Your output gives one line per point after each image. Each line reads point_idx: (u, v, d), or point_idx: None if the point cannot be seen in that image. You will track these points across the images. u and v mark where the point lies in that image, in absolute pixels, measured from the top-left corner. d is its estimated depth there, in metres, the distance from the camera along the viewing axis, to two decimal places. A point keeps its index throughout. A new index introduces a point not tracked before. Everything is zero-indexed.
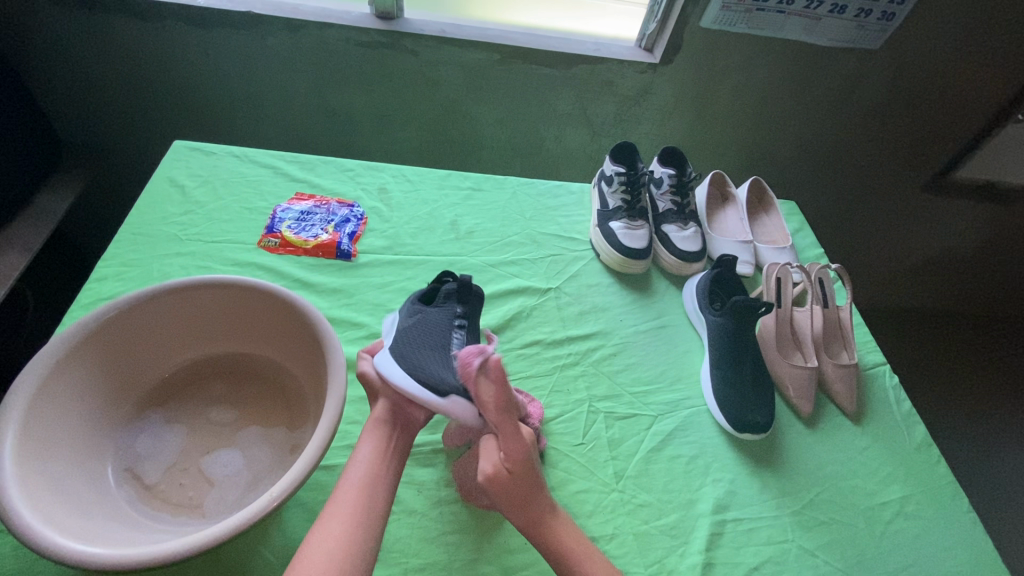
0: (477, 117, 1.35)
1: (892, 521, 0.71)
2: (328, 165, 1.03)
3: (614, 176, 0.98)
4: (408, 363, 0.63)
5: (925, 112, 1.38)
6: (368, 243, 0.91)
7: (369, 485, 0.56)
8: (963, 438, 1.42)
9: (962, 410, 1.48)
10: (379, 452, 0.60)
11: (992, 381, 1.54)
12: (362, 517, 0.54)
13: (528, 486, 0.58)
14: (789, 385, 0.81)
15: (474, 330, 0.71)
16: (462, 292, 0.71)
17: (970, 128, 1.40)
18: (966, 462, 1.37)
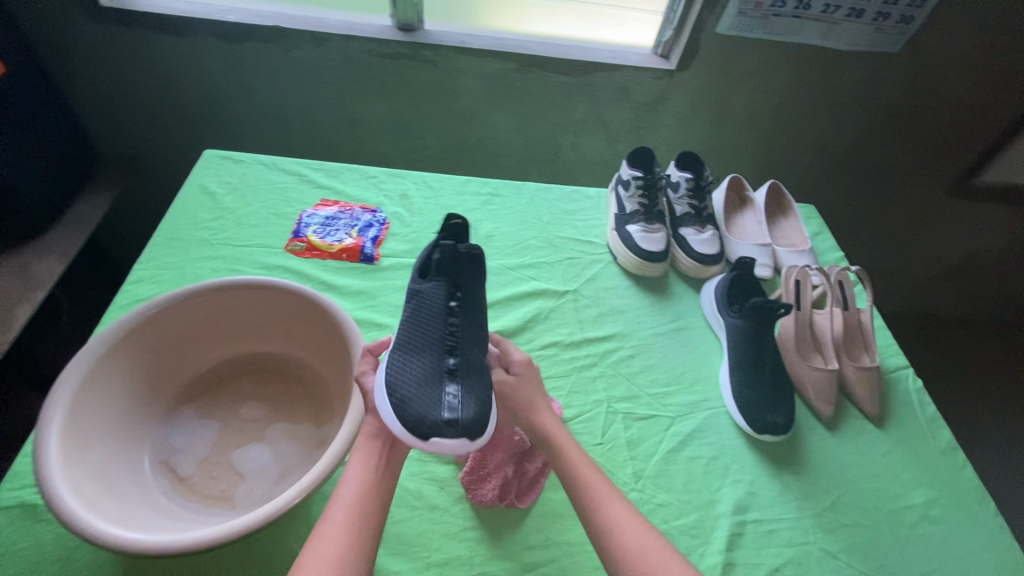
0: (493, 125, 1.38)
1: (916, 525, 0.70)
2: (351, 173, 1.06)
3: (631, 180, 0.99)
4: (394, 384, 0.59)
5: (947, 115, 1.37)
6: (390, 247, 0.94)
7: (365, 497, 0.56)
8: (992, 447, 1.37)
9: (991, 417, 1.44)
10: (371, 464, 0.59)
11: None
12: (355, 529, 0.53)
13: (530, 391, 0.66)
14: (809, 387, 0.81)
15: (474, 308, 0.66)
16: (452, 260, 0.64)
17: (991, 132, 1.39)
18: (995, 471, 1.33)
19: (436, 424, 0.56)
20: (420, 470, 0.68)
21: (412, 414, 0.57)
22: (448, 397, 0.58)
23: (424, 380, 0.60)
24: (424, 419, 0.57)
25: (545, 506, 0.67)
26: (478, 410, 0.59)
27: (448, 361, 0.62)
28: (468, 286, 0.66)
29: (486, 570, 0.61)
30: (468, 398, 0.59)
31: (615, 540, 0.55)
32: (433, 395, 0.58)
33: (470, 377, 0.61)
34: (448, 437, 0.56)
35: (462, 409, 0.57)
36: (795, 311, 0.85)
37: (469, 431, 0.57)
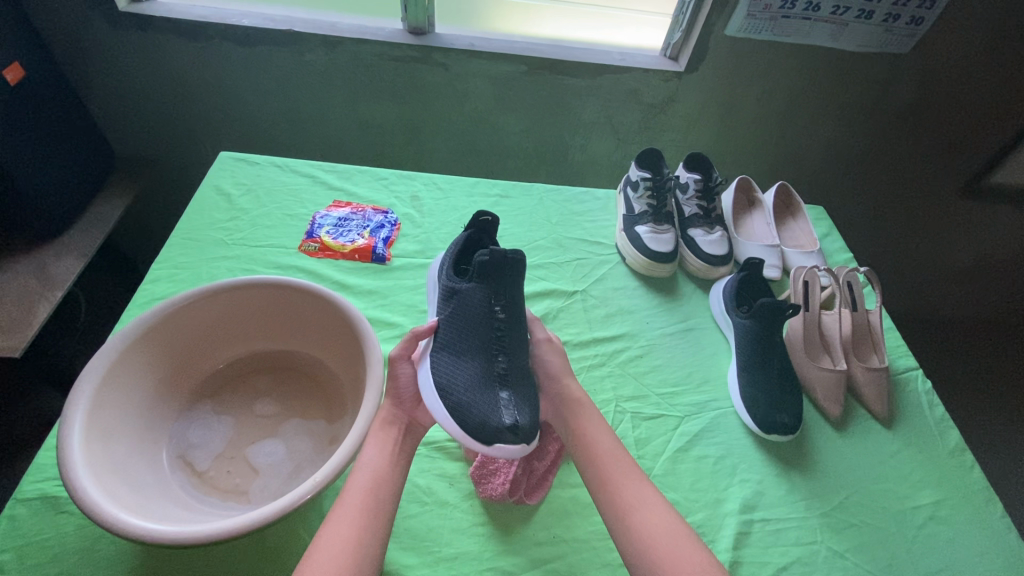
0: (503, 127, 1.39)
1: (924, 526, 0.70)
2: (362, 174, 1.08)
3: (639, 181, 1.00)
4: (451, 391, 0.64)
5: (957, 116, 1.36)
6: (401, 248, 0.95)
7: (378, 485, 0.59)
8: (1005, 449, 1.36)
9: (1001, 419, 1.42)
10: (383, 453, 0.62)
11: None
12: (369, 517, 0.56)
13: (563, 368, 0.73)
14: (816, 388, 0.81)
15: (515, 312, 0.71)
16: (495, 268, 0.68)
17: (1003, 133, 1.37)
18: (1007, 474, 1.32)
19: (496, 431, 0.61)
20: (430, 466, 0.70)
21: (474, 421, 0.62)
22: (503, 404, 0.64)
23: (478, 386, 0.65)
24: (484, 426, 0.62)
25: (553, 503, 0.68)
26: (531, 414, 0.64)
27: (496, 366, 0.67)
28: (508, 292, 0.70)
29: (496, 565, 0.62)
30: (521, 404, 0.64)
31: (629, 520, 0.58)
32: (489, 402, 0.63)
33: (517, 382, 0.67)
34: (510, 442, 0.61)
35: (518, 415, 0.63)
36: (802, 312, 0.85)
37: (528, 436, 0.62)
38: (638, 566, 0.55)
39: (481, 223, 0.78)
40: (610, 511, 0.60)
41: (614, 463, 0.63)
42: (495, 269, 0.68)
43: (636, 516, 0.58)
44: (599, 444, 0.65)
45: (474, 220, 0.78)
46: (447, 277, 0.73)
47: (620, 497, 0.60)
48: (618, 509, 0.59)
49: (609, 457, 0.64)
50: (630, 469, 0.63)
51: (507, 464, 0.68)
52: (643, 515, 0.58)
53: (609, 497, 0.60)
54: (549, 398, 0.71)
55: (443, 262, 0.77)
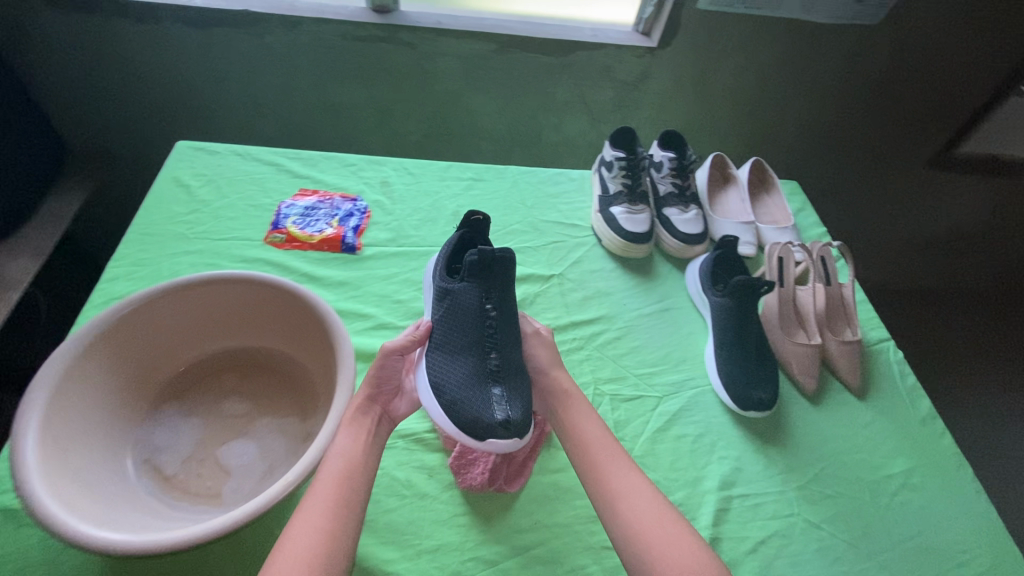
0: (475, 108, 1.36)
1: (896, 493, 0.72)
2: (329, 160, 1.03)
3: (614, 161, 0.98)
4: (444, 390, 0.65)
5: (926, 87, 1.37)
6: (372, 236, 0.92)
7: (351, 473, 0.57)
8: (973, 412, 1.41)
9: (969, 384, 1.47)
10: (358, 439, 0.60)
11: (1004, 357, 1.50)
12: (341, 506, 0.54)
13: (551, 359, 0.73)
14: (793, 363, 0.82)
15: (508, 308, 0.70)
16: (484, 267, 0.67)
17: (971, 103, 1.39)
18: (976, 435, 1.37)
19: (489, 427, 0.62)
20: (408, 459, 0.68)
21: (467, 417, 0.63)
22: (495, 400, 0.64)
23: (470, 383, 0.65)
24: (477, 422, 0.63)
25: (535, 489, 0.68)
26: (525, 408, 0.65)
27: (489, 362, 0.67)
28: (500, 288, 0.69)
29: (478, 554, 0.62)
30: (514, 398, 0.65)
31: (618, 507, 0.58)
32: (481, 398, 0.64)
33: (510, 376, 0.67)
34: (503, 436, 0.62)
35: (510, 410, 0.63)
36: (777, 288, 0.86)
37: (521, 430, 0.63)
38: (627, 553, 0.55)
39: (473, 222, 0.76)
40: (600, 499, 0.60)
41: (602, 450, 0.63)
42: (485, 267, 0.68)
43: (625, 503, 0.58)
44: (585, 431, 0.65)
45: (465, 220, 0.76)
46: (440, 276, 0.73)
47: (609, 485, 0.60)
48: (607, 497, 0.59)
49: (597, 444, 0.64)
50: (618, 455, 0.63)
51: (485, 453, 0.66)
52: (631, 501, 0.58)
53: (598, 485, 0.60)
54: (538, 389, 0.71)
55: (437, 260, 0.76)
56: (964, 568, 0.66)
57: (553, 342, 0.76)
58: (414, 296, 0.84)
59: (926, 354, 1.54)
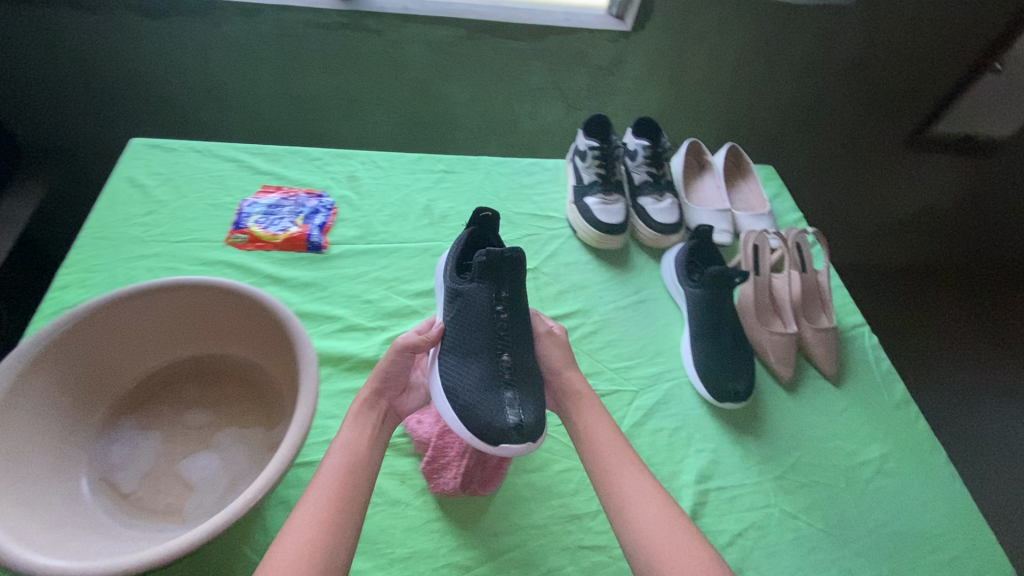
0: (447, 96, 1.32)
1: (871, 479, 0.73)
2: (293, 155, 0.99)
3: (587, 150, 0.95)
4: (456, 395, 0.62)
5: (901, 66, 1.36)
6: (339, 234, 0.89)
7: (352, 466, 0.56)
8: (948, 388, 1.43)
9: (947, 361, 1.48)
10: (361, 432, 0.59)
11: (985, 333, 1.53)
12: (341, 500, 0.52)
13: (565, 359, 0.70)
14: (770, 352, 0.81)
15: (521, 308, 0.66)
16: (495, 265, 0.63)
17: (953, 73, 1.37)
18: (950, 412, 1.39)
19: (501, 434, 0.60)
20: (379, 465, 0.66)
21: (480, 423, 0.60)
22: (508, 406, 0.61)
23: (482, 388, 0.62)
24: (490, 429, 0.60)
25: (510, 491, 0.66)
26: (538, 413, 0.62)
27: (503, 365, 0.64)
28: (512, 287, 0.65)
29: (452, 560, 0.61)
30: (528, 402, 0.62)
31: (627, 514, 0.57)
32: (494, 402, 0.61)
33: (523, 378, 0.63)
34: (517, 442, 0.59)
35: (524, 417, 0.60)
36: (753, 277, 0.85)
37: (535, 435, 0.60)
38: (638, 561, 0.54)
39: (483, 217, 0.72)
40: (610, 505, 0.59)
41: (612, 455, 0.62)
42: (496, 265, 0.63)
43: (634, 509, 0.57)
44: (597, 435, 0.63)
45: (476, 214, 0.72)
46: (450, 275, 0.69)
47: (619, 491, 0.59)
48: (617, 502, 0.58)
49: (609, 448, 0.62)
50: (630, 460, 0.61)
51: (457, 458, 0.64)
52: (641, 508, 0.57)
53: (609, 492, 0.59)
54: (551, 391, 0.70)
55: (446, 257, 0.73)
56: (936, 552, 0.67)
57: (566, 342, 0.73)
58: (383, 295, 0.82)
59: (907, 332, 1.53)
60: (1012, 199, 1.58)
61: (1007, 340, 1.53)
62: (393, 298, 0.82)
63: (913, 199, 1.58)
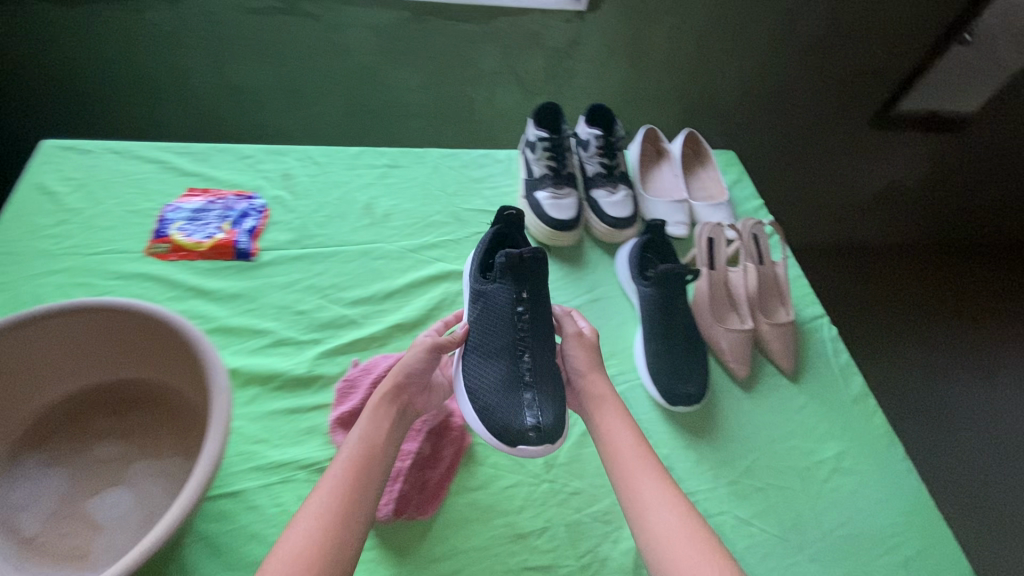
0: (396, 83, 1.25)
1: (828, 479, 0.71)
2: (222, 152, 0.92)
3: (536, 141, 0.90)
4: (478, 395, 0.64)
5: (866, 42, 1.32)
6: (271, 238, 0.82)
7: (363, 459, 0.55)
8: (910, 365, 1.46)
9: (909, 339, 1.52)
10: (376, 424, 0.58)
11: (942, 305, 1.61)
12: (349, 494, 0.52)
13: (591, 359, 0.69)
14: (726, 350, 0.78)
15: (541, 310, 0.67)
16: (514, 267, 0.65)
17: (919, 49, 1.35)
18: (911, 388, 1.42)
19: (520, 433, 0.61)
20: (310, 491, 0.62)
21: (500, 423, 0.62)
22: (527, 406, 0.62)
23: (503, 388, 0.64)
24: (510, 428, 0.62)
25: (452, 512, 0.63)
26: (557, 413, 0.63)
27: (523, 366, 0.65)
28: (533, 289, 0.67)
29: None
30: (546, 402, 0.63)
31: (645, 519, 0.55)
32: (513, 403, 0.63)
33: (542, 379, 0.64)
34: (533, 443, 0.61)
35: (542, 416, 0.61)
36: (707, 272, 0.82)
37: (552, 436, 0.61)
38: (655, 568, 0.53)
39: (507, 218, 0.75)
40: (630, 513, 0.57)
41: (631, 458, 0.60)
42: (517, 267, 0.65)
43: (651, 515, 0.55)
44: (615, 442, 0.62)
45: (499, 216, 0.75)
46: (475, 278, 0.71)
47: (638, 497, 0.57)
48: (635, 506, 0.57)
49: (628, 454, 0.60)
50: (650, 464, 0.59)
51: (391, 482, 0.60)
52: (657, 513, 0.55)
53: (630, 496, 0.57)
54: (574, 391, 0.69)
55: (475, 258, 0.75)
56: (892, 552, 0.66)
57: (595, 344, 0.72)
58: (318, 305, 0.76)
59: (868, 312, 1.58)
60: (972, 177, 1.60)
61: (963, 310, 1.61)
62: (328, 307, 0.76)
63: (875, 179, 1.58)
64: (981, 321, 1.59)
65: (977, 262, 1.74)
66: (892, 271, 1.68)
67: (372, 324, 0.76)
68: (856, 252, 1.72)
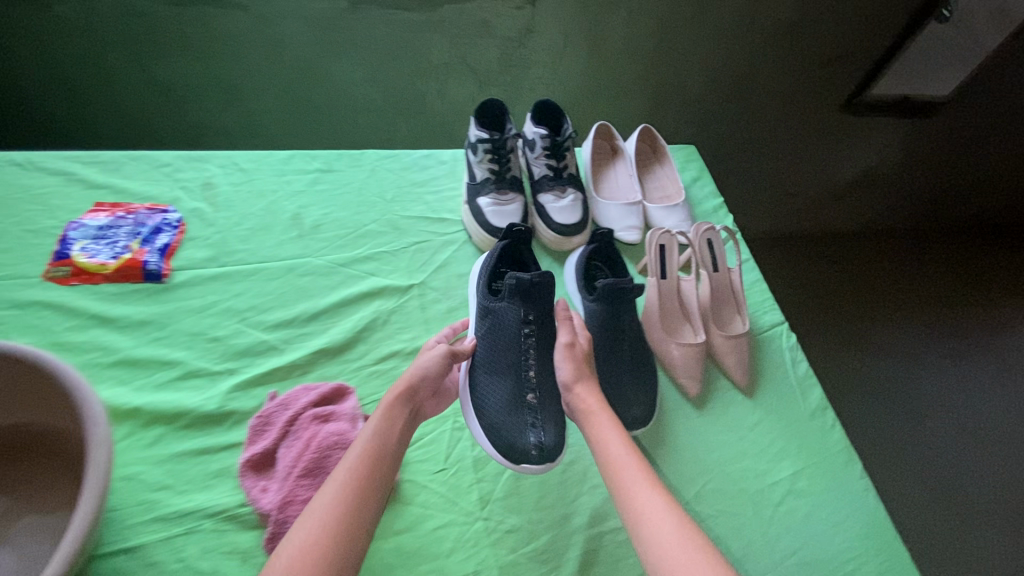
0: (339, 77, 1.17)
1: (782, 502, 0.67)
2: (135, 160, 0.84)
3: (477, 143, 0.83)
4: (483, 412, 0.65)
5: (837, 22, 1.26)
6: (186, 257, 0.76)
7: (369, 463, 0.52)
8: (883, 352, 1.41)
9: (883, 326, 1.47)
10: (386, 427, 0.56)
11: (916, 289, 1.56)
12: (355, 500, 0.49)
13: (582, 365, 0.64)
14: (676, 366, 0.74)
15: (549, 331, 0.68)
16: (526, 289, 0.65)
17: (890, 29, 1.29)
18: (884, 374, 1.38)
19: (522, 454, 0.62)
20: (216, 544, 0.56)
21: (503, 441, 0.63)
22: (531, 426, 0.64)
23: (507, 408, 0.64)
24: (512, 449, 0.63)
25: (375, 558, 0.58)
26: (559, 434, 0.64)
27: (527, 388, 0.65)
28: (542, 312, 0.67)
29: None
30: (549, 423, 0.64)
31: (640, 532, 0.51)
32: (518, 422, 0.64)
33: (546, 401, 0.65)
34: (535, 462, 0.62)
35: (544, 439, 0.63)
36: (657, 282, 0.77)
37: (553, 455, 0.63)
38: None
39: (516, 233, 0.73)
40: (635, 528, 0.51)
41: (624, 466, 0.55)
42: (529, 289, 0.65)
43: (647, 527, 0.50)
44: (609, 451, 0.57)
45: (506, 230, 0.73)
46: (482, 292, 0.71)
47: (638, 511, 0.52)
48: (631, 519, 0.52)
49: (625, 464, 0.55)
50: (646, 472, 0.55)
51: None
52: (653, 525, 0.50)
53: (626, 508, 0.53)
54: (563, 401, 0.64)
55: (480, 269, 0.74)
56: None
57: (587, 355, 0.66)
58: (235, 330, 0.70)
59: (837, 298, 1.52)
60: (944, 162, 1.55)
61: (939, 294, 1.55)
62: (246, 333, 0.70)
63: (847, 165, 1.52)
64: (956, 304, 1.54)
65: (955, 249, 1.68)
66: (866, 258, 1.63)
67: (294, 350, 0.70)
68: (827, 240, 1.66)
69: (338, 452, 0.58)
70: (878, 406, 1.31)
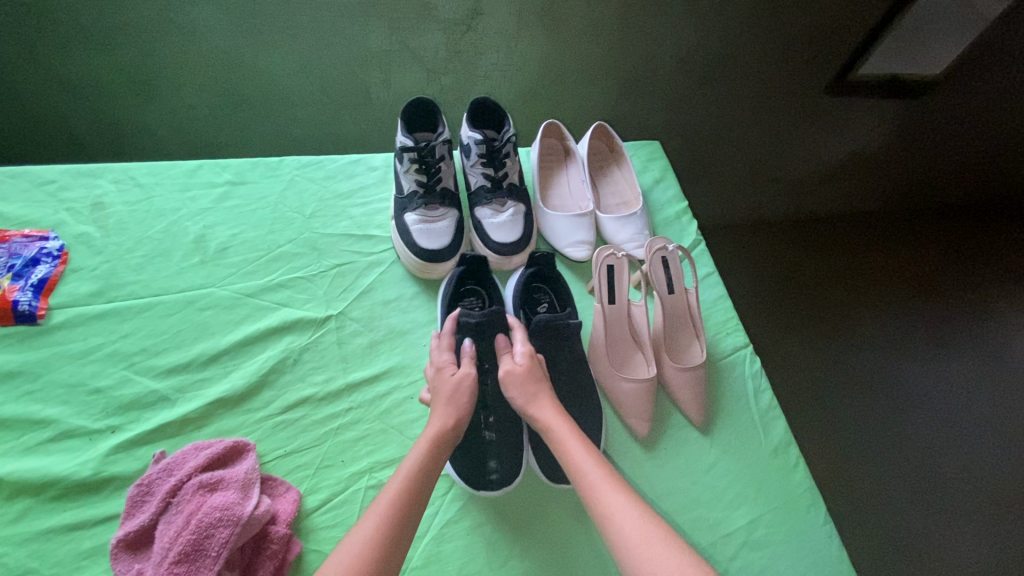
0: (264, 66, 1.04)
1: (735, 557, 0.61)
2: (12, 178, 0.73)
3: (401, 151, 0.73)
4: None
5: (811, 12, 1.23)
6: (68, 293, 0.67)
7: (406, 506, 0.47)
8: (868, 344, 1.18)
9: (869, 315, 1.23)
10: (428, 467, 0.50)
11: (909, 278, 1.28)
12: (385, 550, 0.44)
13: (540, 378, 0.58)
14: (624, 405, 0.66)
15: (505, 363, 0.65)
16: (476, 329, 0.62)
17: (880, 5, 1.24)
18: (876, 376, 1.14)
19: (481, 483, 0.60)
20: None
21: (462, 465, 0.60)
22: (488, 455, 0.61)
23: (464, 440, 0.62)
24: (471, 479, 0.60)
25: None
26: (516, 460, 0.62)
27: (484, 419, 0.63)
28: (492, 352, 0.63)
29: None
30: (507, 450, 0.62)
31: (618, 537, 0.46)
32: (477, 448, 0.61)
33: (506, 431, 0.62)
34: (493, 488, 0.61)
35: (502, 466, 0.61)
36: (602, 310, 0.69)
37: (511, 480, 0.61)
38: None
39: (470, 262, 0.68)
40: (615, 549, 0.45)
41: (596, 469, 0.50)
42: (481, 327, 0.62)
43: (621, 530, 0.46)
44: (574, 457, 0.51)
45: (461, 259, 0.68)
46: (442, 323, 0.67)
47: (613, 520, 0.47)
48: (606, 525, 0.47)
49: (589, 476, 0.49)
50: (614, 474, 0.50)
51: None
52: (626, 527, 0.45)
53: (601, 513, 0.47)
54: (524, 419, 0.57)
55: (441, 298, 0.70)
56: None
57: (534, 367, 0.58)
58: (120, 379, 0.62)
59: (815, 289, 1.24)
60: (947, 139, 1.33)
61: (932, 285, 1.28)
62: (133, 382, 0.62)
63: (836, 139, 1.29)
64: (953, 285, 1.29)
65: (970, 225, 1.38)
66: (864, 241, 1.32)
67: (188, 400, 0.62)
68: (817, 223, 1.32)
69: (221, 530, 0.50)
70: (850, 414, 1.09)
